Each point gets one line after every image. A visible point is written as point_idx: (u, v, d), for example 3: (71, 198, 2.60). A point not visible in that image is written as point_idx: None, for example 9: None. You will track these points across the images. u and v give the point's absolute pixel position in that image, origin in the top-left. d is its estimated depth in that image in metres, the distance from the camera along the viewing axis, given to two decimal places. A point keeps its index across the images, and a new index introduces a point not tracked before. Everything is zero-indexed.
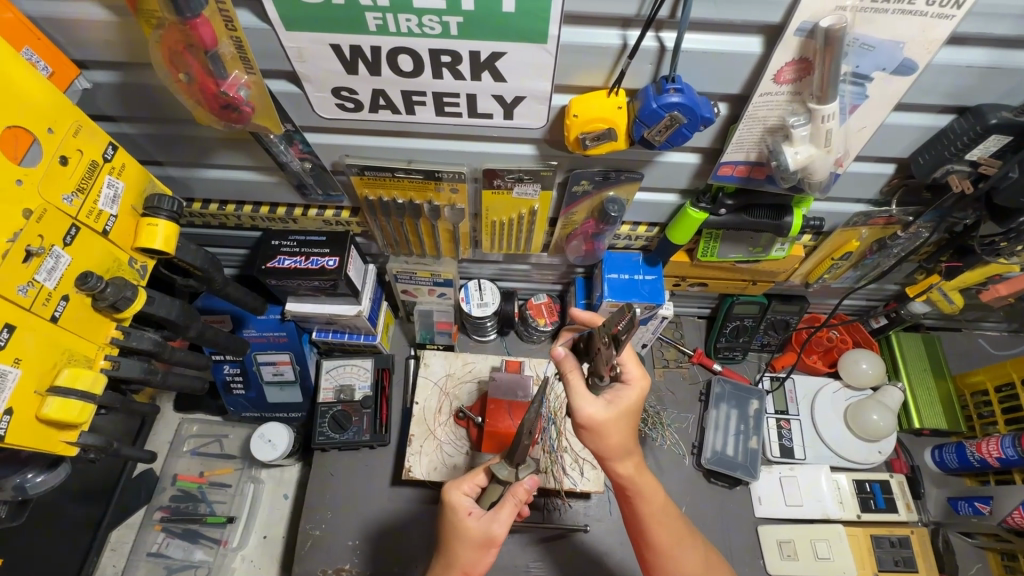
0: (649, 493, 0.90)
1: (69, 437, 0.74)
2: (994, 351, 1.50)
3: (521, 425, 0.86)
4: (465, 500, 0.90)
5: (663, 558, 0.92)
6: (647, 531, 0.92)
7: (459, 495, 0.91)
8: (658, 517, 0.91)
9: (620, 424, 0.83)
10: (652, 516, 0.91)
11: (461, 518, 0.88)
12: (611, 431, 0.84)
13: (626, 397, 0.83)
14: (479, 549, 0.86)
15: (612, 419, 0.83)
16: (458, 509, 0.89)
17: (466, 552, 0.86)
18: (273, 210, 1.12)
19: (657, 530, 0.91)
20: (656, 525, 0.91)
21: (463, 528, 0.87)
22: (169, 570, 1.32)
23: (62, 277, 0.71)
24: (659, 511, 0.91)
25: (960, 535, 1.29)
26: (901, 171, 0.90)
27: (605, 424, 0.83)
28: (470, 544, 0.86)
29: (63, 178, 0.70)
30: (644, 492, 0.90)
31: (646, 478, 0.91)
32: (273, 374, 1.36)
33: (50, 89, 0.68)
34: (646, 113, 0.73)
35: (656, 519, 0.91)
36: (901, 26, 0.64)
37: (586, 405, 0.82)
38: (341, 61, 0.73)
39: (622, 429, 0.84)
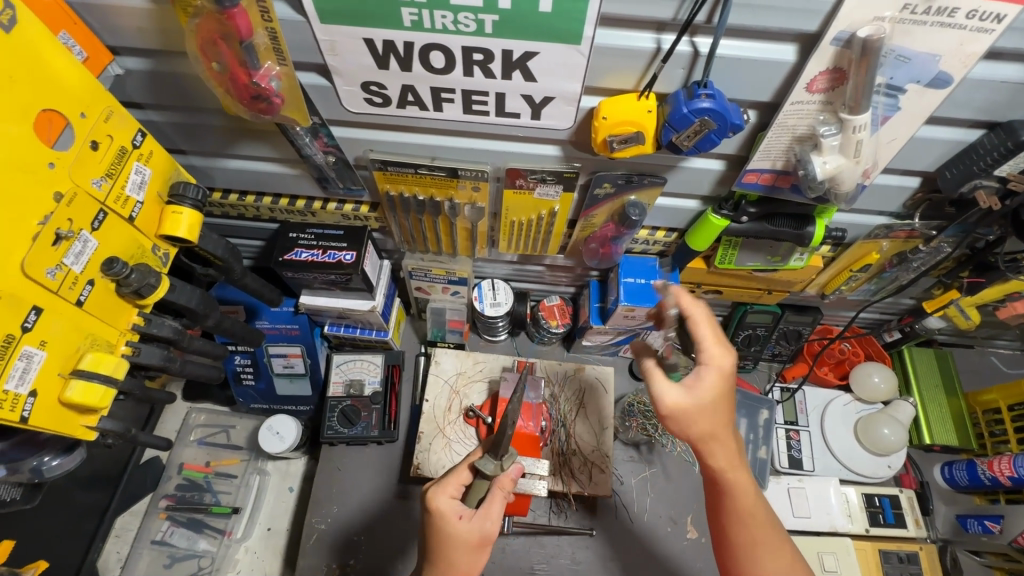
0: (742, 490, 0.83)
1: (89, 422, 0.74)
2: (1007, 369, 1.49)
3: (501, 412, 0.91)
4: (453, 504, 0.89)
5: (743, 560, 0.84)
6: (730, 531, 0.85)
7: (446, 498, 0.89)
8: (745, 520, 0.84)
9: (705, 412, 0.80)
10: (738, 517, 0.84)
11: (452, 524, 0.86)
12: (702, 419, 0.81)
13: (706, 380, 0.80)
14: (472, 551, 0.87)
15: (693, 408, 0.80)
16: (447, 514, 0.87)
17: (461, 557, 0.86)
18: (292, 202, 1.12)
19: (740, 528, 0.84)
20: (742, 524, 0.84)
21: (455, 534, 0.86)
22: (173, 558, 1.33)
23: (88, 261, 0.71)
24: (751, 512, 0.84)
25: (970, 553, 1.28)
26: (926, 185, 0.90)
27: (695, 412, 0.80)
28: (465, 547, 0.86)
29: (93, 163, 0.70)
30: (737, 489, 0.83)
31: (740, 473, 0.84)
32: (284, 366, 1.36)
33: (84, 73, 0.68)
34: (675, 118, 0.72)
35: (745, 521, 0.84)
36: (938, 39, 0.63)
37: (668, 393, 0.81)
38: (374, 56, 0.73)
39: (710, 414, 0.80)
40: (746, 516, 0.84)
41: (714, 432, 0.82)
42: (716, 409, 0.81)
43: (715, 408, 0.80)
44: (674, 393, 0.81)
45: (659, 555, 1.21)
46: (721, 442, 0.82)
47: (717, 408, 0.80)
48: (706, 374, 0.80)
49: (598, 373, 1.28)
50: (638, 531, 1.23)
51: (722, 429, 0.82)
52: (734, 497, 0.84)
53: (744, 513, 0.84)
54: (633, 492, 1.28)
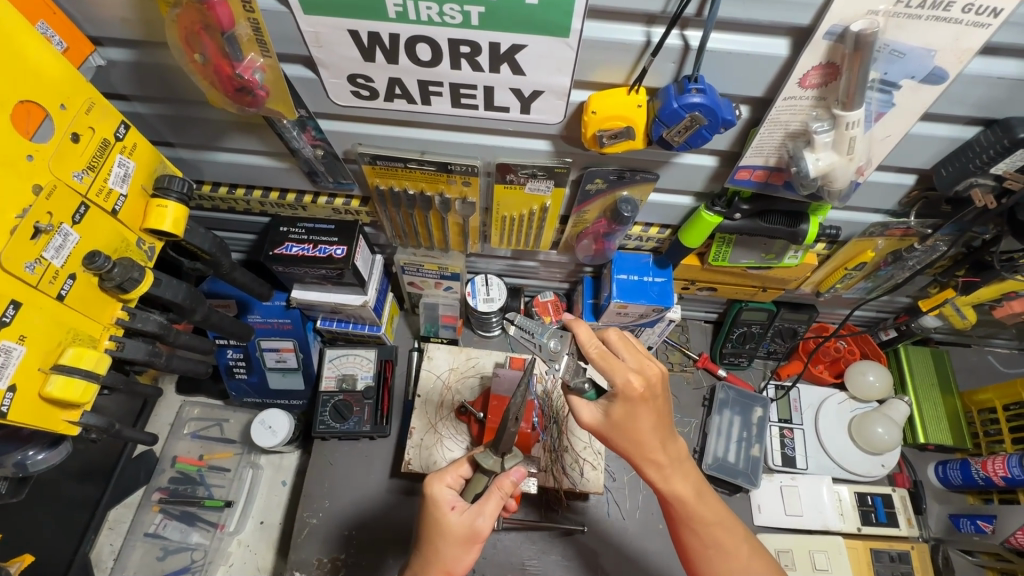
0: (684, 496, 0.89)
1: (71, 417, 0.74)
2: (1004, 368, 1.48)
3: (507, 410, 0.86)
4: (447, 494, 0.88)
5: (698, 561, 0.91)
6: (681, 539, 0.92)
7: (442, 487, 0.89)
8: (694, 526, 0.90)
9: (624, 430, 0.85)
10: (686, 525, 0.90)
11: (443, 513, 0.86)
12: (631, 435, 0.85)
13: (615, 410, 0.84)
14: (460, 545, 0.85)
15: (609, 429, 0.86)
16: (440, 503, 0.87)
17: (448, 549, 0.85)
18: (282, 196, 1.11)
19: (690, 533, 0.91)
20: (691, 531, 0.90)
21: (445, 524, 0.86)
22: (165, 551, 1.33)
23: (69, 255, 0.70)
24: (700, 519, 0.90)
25: (961, 553, 1.27)
26: (921, 182, 0.89)
27: (619, 432, 0.86)
28: (453, 539, 0.85)
29: (74, 155, 0.69)
30: (680, 497, 0.89)
31: (679, 484, 0.89)
32: (276, 361, 1.35)
33: (63, 64, 0.67)
34: (666, 113, 0.71)
35: (695, 527, 0.90)
36: (934, 34, 0.62)
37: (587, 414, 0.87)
38: (359, 48, 0.72)
39: (631, 433, 0.85)
40: (692, 522, 0.90)
41: (639, 446, 0.86)
42: (632, 427, 0.85)
43: (629, 427, 0.85)
44: (591, 413, 0.87)
45: (650, 552, 1.21)
46: (648, 453, 0.87)
47: (633, 425, 0.84)
48: (615, 403, 0.84)
49: None
50: (630, 527, 1.24)
51: (649, 443, 0.86)
52: (679, 508, 0.90)
53: (693, 520, 0.90)
54: (625, 489, 1.27)
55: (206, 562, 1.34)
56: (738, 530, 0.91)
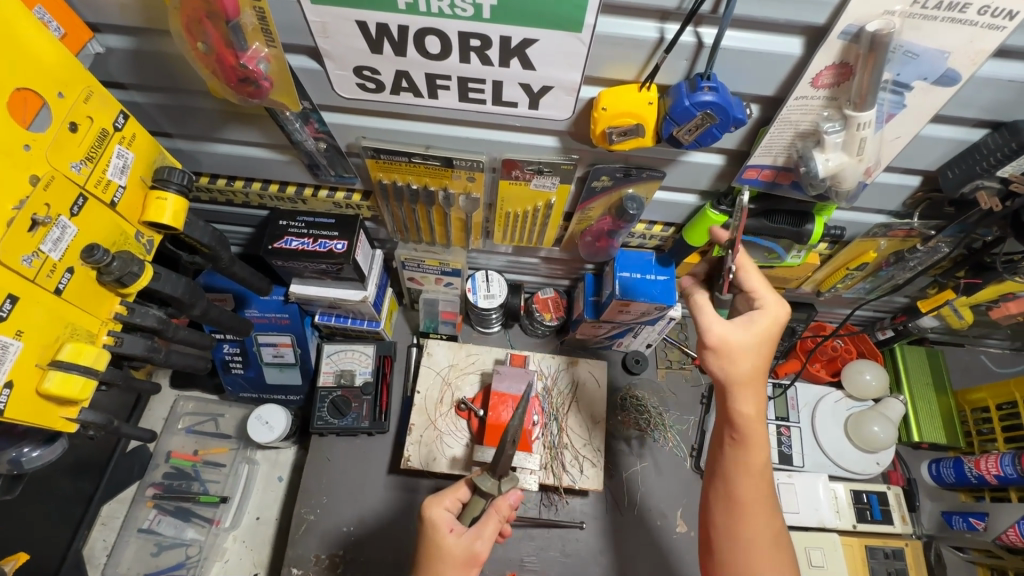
0: (755, 442, 0.86)
1: (69, 413, 0.72)
2: (996, 367, 1.50)
3: (505, 432, 0.85)
4: (446, 517, 0.88)
5: (733, 514, 0.86)
6: (731, 482, 0.87)
7: (440, 510, 0.88)
8: (749, 475, 0.86)
9: (749, 355, 0.84)
10: (743, 508, 0.85)
11: (441, 536, 0.85)
12: (744, 360, 0.84)
13: (758, 324, 0.84)
14: (460, 570, 0.84)
15: (730, 348, 0.84)
16: (439, 525, 0.87)
17: (448, 573, 0.84)
18: (282, 189, 1.09)
19: (744, 485, 0.86)
20: (746, 481, 0.86)
21: (444, 546, 0.85)
22: (159, 547, 1.32)
23: (67, 248, 0.68)
24: (756, 504, 0.85)
25: (953, 549, 1.30)
26: (926, 184, 0.89)
27: (736, 352, 0.84)
28: (452, 563, 0.84)
29: (72, 145, 0.67)
30: (751, 442, 0.86)
31: (758, 455, 0.86)
32: (273, 356, 1.34)
33: (61, 51, 0.65)
34: (677, 110, 0.71)
35: (744, 512, 0.85)
36: (948, 35, 0.62)
37: (714, 326, 0.85)
38: (366, 39, 0.71)
39: (752, 360, 0.84)
40: (751, 469, 0.86)
41: (751, 378, 0.84)
42: (744, 357, 0.84)
43: (737, 352, 0.84)
44: (721, 326, 0.85)
45: (648, 549, 1.22)
46: (755, 392, 0.85)
47: (752, 351, 0.84)
48: (757, 318, 0.85)
49: (592, 368, 1.27)
50: (628, 523, 1.24)
51: (755, 379, 0.85)
52: (747, 481, 0.86)
53: (747, 501, 0.85)
54: (624, 486, 1.28)
55: (201, 558, 1.32)
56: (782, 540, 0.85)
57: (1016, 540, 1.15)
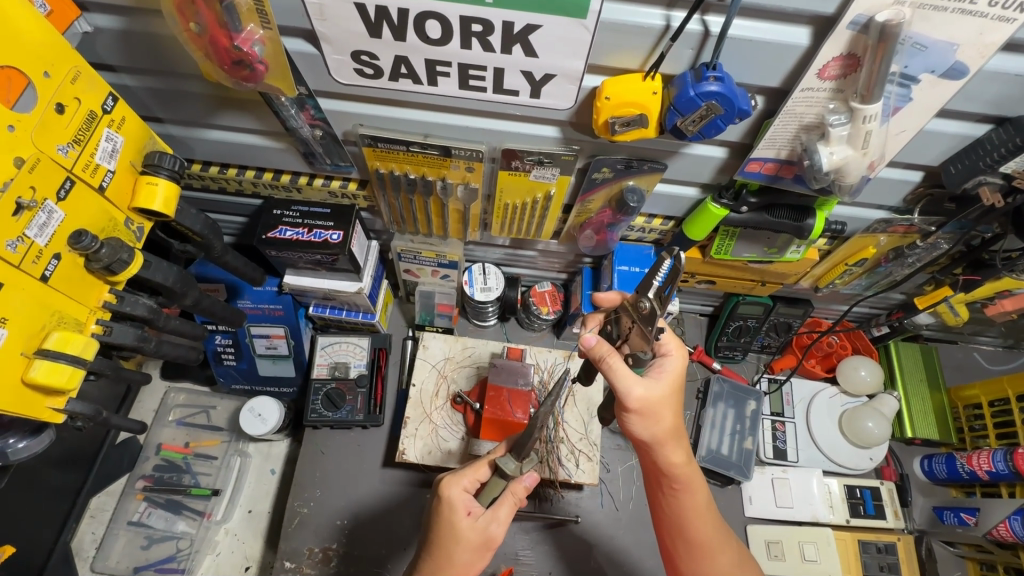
0: (695, 485, 0.88)
1: (56, 404, 0.71)
2: (989, 365, 1.51)
3: (534, 418, 0.81)
4: (465, 499, 0.85)
5: (699, 553, 0.91)
6: (683, 526, 0.90)
7: (459, 492, 0.85)
8: (698, 516, 0.89)
9: (666, 410, 0.82)
10: (700, 550, 0.91)
11: (458, 519, 0.84)
12: (666, 414, 0.82)
13: (669, 368, 0.83)
14: (475, 552, 0.84)
15: (652, 410, 0.81)
16: (456, 507, 0.84)
17: (462, 555, 0.83)
18: (276, 177, 1.06)
19: (697, 524, 0.90)
20: (697, 521, 0.90)
21: (459, 530, 0.83)
22: (150, 540, 1.31)
23: (54, 234, 0.66)
24: (711, 545, 0.90)
25: (943, 544, 1.31)
26: (928, 180, 0.88)
27: (660, 407, 0.81)
28: (468, 547, 0.84)
29: (59, 127, 0.65)
30: (691, 484, 0.88)
31: (697, 496, 0.89)
32: (266, 348, 1.32)
33: (46, 28, 0.62)
34: (682, 101, 0.70)
35: (703, 552, 0.91)
36: (957, 27, 0.61)
37: (633, 389, 0.79)
38: (365, 22, 0.69)
39: (667, 416, 0.82)
40: (699, 511, 0.89)
41: (671, 432, 0.84)
42: (667, 411, 0.82)
43: (665, 405, 0.81)
44: (640, 389, 0.79)
45: (642, 543, 1.22)
46: (679, 441, 0.85)
47: (670, 401, 0.82)
48: (660, 374, 0.82)
49: None
50: (623, 517, 1.24)
51: (678, 429, 0.85)
52: (695, 523, 0.90)
53: (702, 542, 0.90)
54: (619, 480, 1.28)
55: (192, 551, 1.30)
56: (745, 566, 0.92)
57: (1006, 535, 1.16)
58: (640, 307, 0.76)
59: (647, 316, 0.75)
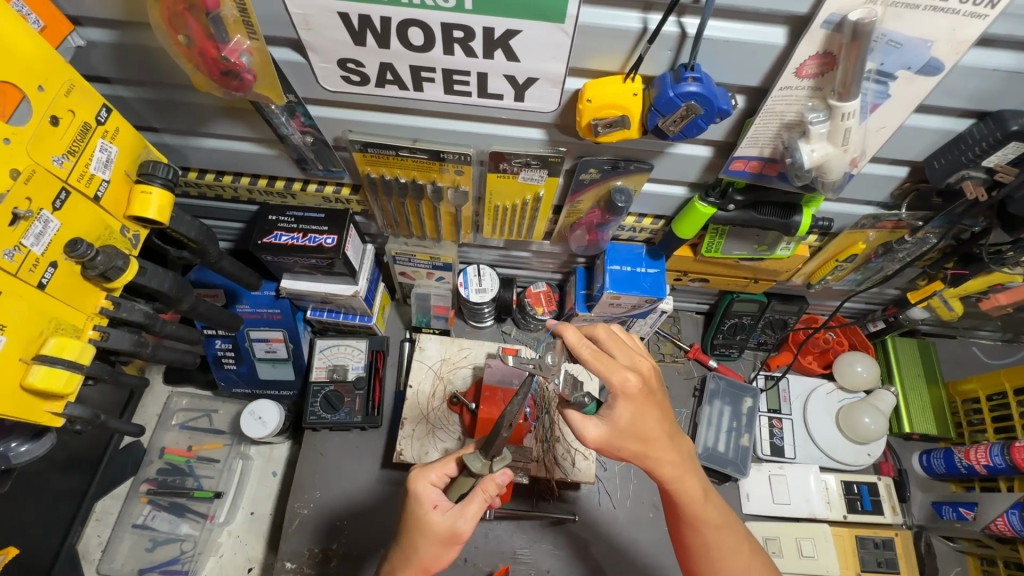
0: (691, 496, 0.88)
1: (54, 408, 0.73)
2: (988, 359, 1.51)
3: (501, 416, 0.83)
4: (432, 492, 0.88)
5: (704, 561, 0.90)
6: (684, 535, 0.91)
7: (426, 485, 0.88)
8: (699, 526, 0.89)
9: (632, 435, 0.82)
10: (704, 558, 0.90)
11: (425, 512, 0.86)
12: (641, 439, 0.83)
13: (620, 412, 0.82)
14: (442, 544, 0.86)
15: (617, 440, 0.83)
16: (422, 500, 0.87)
17: (428, 548, 0.85)
18: (271, 183, 1.08)
19: (698, 534, 0.89)
20: (701, 530, 0.89)
21: (426, 522, 0.85)
22: (154, 542, 1.33)
23: (50, 242, 0.68)
24: (718, 549, 0.89)
25: (944, 539, 1.31)
26: (914, 174, 0.89)
27: (629, 437, 0.83)
28: (433, 539, 0.85)
29: (54, 139, 0.67)
30: (687, 496, 0.88)
31: (697, 503, 0.88)
32: (265, 351, 1.34)
33: (40, 43, 0.64)
34: (662, 102, 0.71)
35: (710, 560, 0.90)
36: (930, 24, 0.62)
37: (589, 428, 0.83)
38: (349, 31, 0.70)
39: (641, 439, 0.83)
40: (698, 522, 0.89)
41: (648, 446, 0.84)
42: (639, 431, 0.83)
43: (637, 430, 0.82)
44: (594, 428, 0.83)
45: (640, 541, 1.23)
46: (665, 456, 0.85)
47: (640, 426, 0.82)
48: (618, 405, 0.81)
49: None
50: (620, 515, 1.25)
51: (659, 442, 0.84)
52: (700, 530, 0.89)
53: (710, 547, 0.89)
54: (616, 477, 1.29)
55: (195, 553, 1.32)
56: (758, 568, 0.90)
57: (1004, 529, 1.16)
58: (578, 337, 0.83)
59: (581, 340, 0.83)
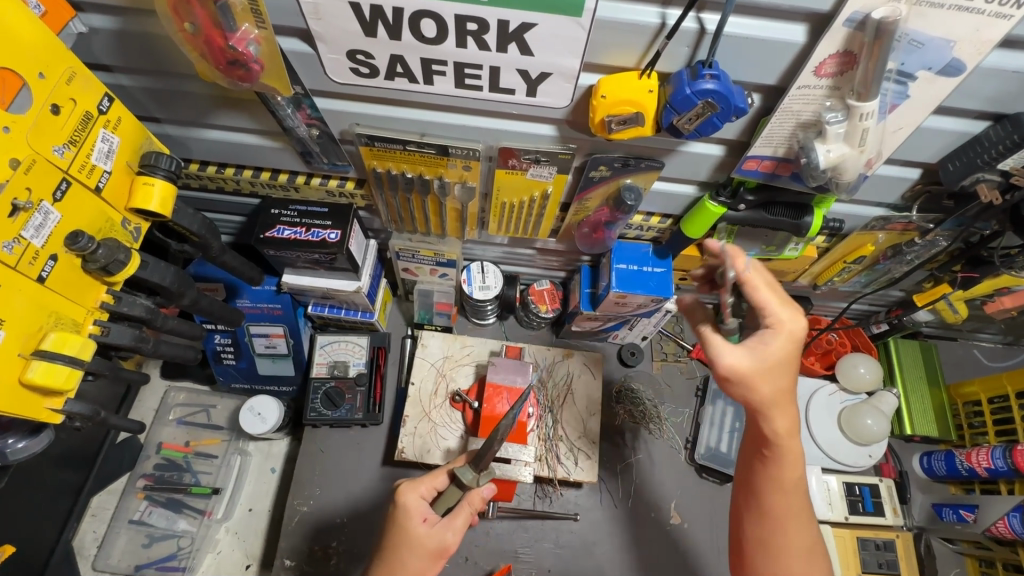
0: (790, 461, 0.80)
1: (54, 404, 0.71)
2: (990, 362, 1.51)
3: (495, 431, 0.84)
4: (420, 506, 0.87)
5: (771, 524, 0.83)
6: (761, 492, 0.83)
7: (416, 498, 0.88)
8: (779, 489, 0.82)
9: (771, 376, 0.75)
10: (774, 520, 0.83)
11: (413, 525, 0.85)
12: (773, 381, 0.76)
13: (771, 344, 0.75)
14: (429, 560, 0.85)
15: (751, 376, 0.75)
16: (412, 514, 0.86)
17: (416, 563, 0.84)
18: (274, 177, 1.07)
19: (781, 497, 0.82)
20: (784, 491, 0.82)
21: (414, 535, 0.85)
22: (151, 538, 1.32)
23: (50, 235, 0.66)
24: (790, 513, 0.82)
25: (943, 541, 1.32)
26: (926, 176, 0.88)
27: (763, 377, 0.75)
28: (421, 553, 0.84)
29: (55, 128, 0.65)
30: (785, 457, 0.80)
31: (792, 468, 0.81)
32: (266, 347, 1.32)
33: (40, 29, 0.62)
34: (678, 99, 0.69)
35: (778, 523, 0.82)
36: (953, 24, 0.61)
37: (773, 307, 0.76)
38: (360, 21, 0.68)
39: (780, 384, 0.76)
40: (785, 484, 0.81)
41: (773, 397, 0.77)
42: (774, 378, 0.76)
43: (773, 376, 0.76)
44: (736, 357, 0.75)
45: (643, 540, 1.22)
46: (786, 408, 0.78)
47: (776, 372, 0.76)
48: (773, 339, 0.75)
49: (586, 361, 1.27)
50: (621, 514, 1.24)
51: (780, 397, 0.77)
52: (782, 495, 0.81)
53: (782, 514, 0.82)
54: (617, 478, 1.28)
55: (193, 550, 1.31)
56: (818, 552, 0.83)
57: (1005, 532, 1.16)
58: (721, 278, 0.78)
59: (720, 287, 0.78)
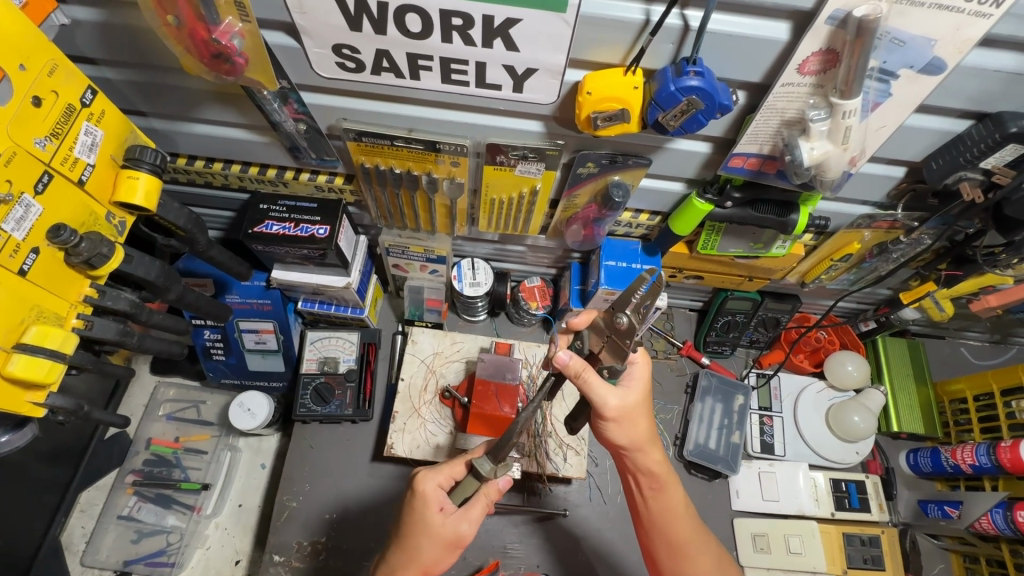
0: (670, 489, 0.92)
1: (35, 398, 0.71)
2: (976, 360, 1.52)
3: (514, 423, 0.79)
4: (439, 495, 0.86)
5: (676, 552, 0.93)
6: (660, 527, 0.93)
7: (434, 486, 0.86)
8: (668, 519, 0.92)
9: (628, 426, 0.85)
10: (677, 550, 0.93)
11: (431, 514, 0.85)
12: (641, 423, 0.87)
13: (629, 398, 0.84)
14: (444, 548, 0.86)
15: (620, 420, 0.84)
16: (430, 502, 0.85)
17: (432, 550, 0.85)
18: (262, 172, 1.06)
19: (677, 524, 0.93)
20: (675, 521, 0.92)
21: (431, 524, 0.85)
22: (139, 534, 1.31)
23: (32, 228, 0.66)
24: (687, 545, 0.93)
25: (927, 537, 1.33)
26: (911, 175, 0.89)
27: (635, 416, 0.85)
28: (437, 540, 0.85)
29: (36, 120, 0.65)
30: (667, 487, 0.92)
31: (670, 495, 0.92)
32: (255, 342, 1.32)
33: (22, 20, 0.62)
34: (662, 95, 0.70)
35: (681, 553, 0.93)
36: (935, 22, 0.61)
37: (610, 399, 0.81)
38: (345, 15, 0.68)
39: (634, 432, 0.86)
40: (673, 514, 0.92)
41: (634, 446, 0.88)
42: (631, 427, 0.86)
43: (629, 420, 0.85)
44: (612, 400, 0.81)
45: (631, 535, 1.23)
46: (650, 452, 0.89)
47: (633, 417, 0.85)
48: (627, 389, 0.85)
49: None
50: (611, 511, 1.25)
51: (644, 442, 0.88)
52: (671, 523, 0.92)
53: (681, 541, 0.93)
54: (607, 474, 1.29)
55: (181, 545, 1.30)
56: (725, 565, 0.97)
57: (988, 528, 1.18)
58: (615, 322, 0.74)
59: (623, 331, 0.73)
